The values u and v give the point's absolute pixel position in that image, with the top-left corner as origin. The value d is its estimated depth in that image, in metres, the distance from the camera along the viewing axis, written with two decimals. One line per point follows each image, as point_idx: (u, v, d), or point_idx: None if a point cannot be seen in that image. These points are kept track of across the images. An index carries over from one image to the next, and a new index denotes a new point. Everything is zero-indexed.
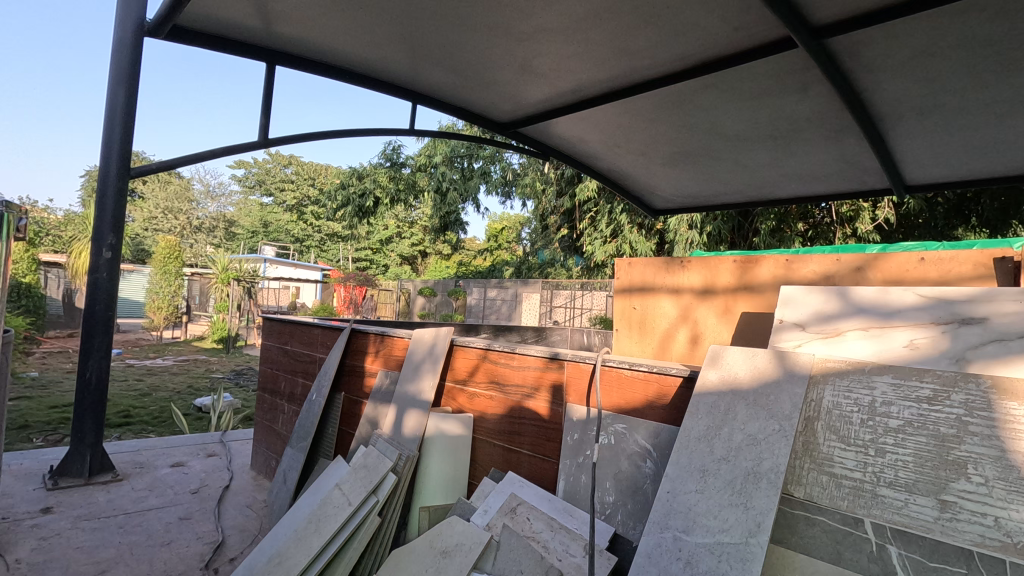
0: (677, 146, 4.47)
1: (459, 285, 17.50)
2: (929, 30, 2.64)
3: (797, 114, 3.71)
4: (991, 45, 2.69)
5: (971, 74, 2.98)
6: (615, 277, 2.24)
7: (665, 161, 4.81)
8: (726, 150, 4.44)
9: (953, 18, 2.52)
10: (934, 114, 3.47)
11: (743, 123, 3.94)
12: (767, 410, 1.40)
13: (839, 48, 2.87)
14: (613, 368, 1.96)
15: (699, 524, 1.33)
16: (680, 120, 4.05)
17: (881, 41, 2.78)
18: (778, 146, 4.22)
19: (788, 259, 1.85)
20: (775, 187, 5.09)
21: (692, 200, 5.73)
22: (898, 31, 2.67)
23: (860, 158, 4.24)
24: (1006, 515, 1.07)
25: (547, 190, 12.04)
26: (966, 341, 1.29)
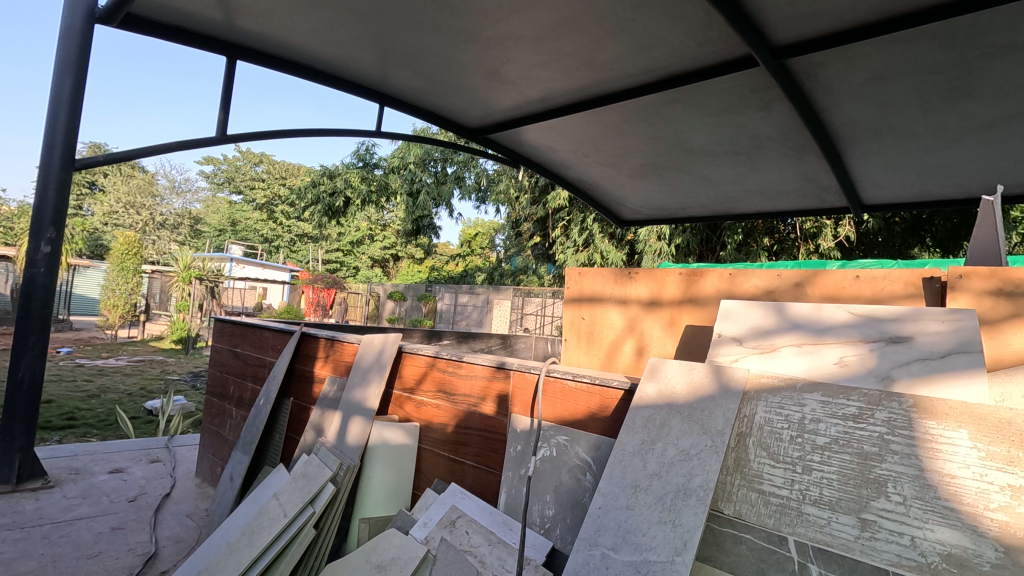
0: (645, 158, 4.51)
1: (430, 290, 17.35)
2: (883, 56, 2.71)
3: (760, 130, 3.77)
4: (942, 72, 2.78)
5: (924, 100, 3.08)
6: (566, 287, 2.22)
7: (632, 173, 4.85)
8: (691, 164, 4.49)
9: (906, 45, 2.60)
10: (889, 137, 3.57)
11: (708, 138, 3.99)
12: (700, 425, 1.39)
13: (798, 68, 2.93)
14: (557, 379, 1.94)
15: (628, 541, 1.30)
16: (646, 132, 4.08)
17: (838, 63, 2.85)
18: (742, 162, 4.29)
19: (732, 272, 1.82)
20: (740, 202, 5.17)
21: (660, 212, 5.79)
22: (855, 54, 2.73)
23: (820, 176, 4.34)
24: (922, 534, 1.07)
25: (521, 197, 12.09)
26: (893, 360, 1.31)
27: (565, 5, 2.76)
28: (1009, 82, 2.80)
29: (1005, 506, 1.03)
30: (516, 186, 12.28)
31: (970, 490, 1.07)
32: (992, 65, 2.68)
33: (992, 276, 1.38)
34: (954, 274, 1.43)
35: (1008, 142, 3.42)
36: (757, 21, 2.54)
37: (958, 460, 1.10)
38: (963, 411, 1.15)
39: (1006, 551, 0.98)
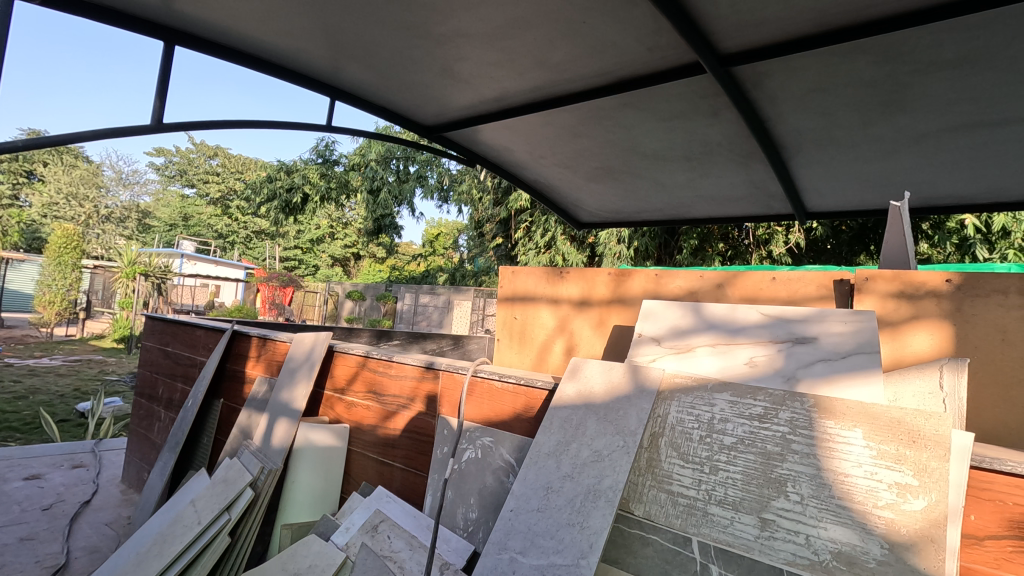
0: (600, 161, 4.53)
1: (390, 290, 17.08)
2: (823, 68, 2.79)
3: (709, 136, 3.83)
4: (879, 86, 2.88)
5: (861, 113, 3.19)
6: (499, 286, 2.19)
7: (588, 175, 4.87)
8: (645, 168, 4.54)
9: (844, 60, 2.68)
10: (830, 148, 3.69)
11: (660, 142, 4.03)
12: (614, 426, 1.38)
13: (744, 77, 2.99)
14: (484, 379, 1.90)
15: (535, 544, 1.27)
16: (600, 135, 4.10)
17: (781, 73, 2.91)
18: (694, 167, 4.37)
19: (658, 272, 1.81)
20: (693, 207, 5.26)
21: (616, 216, 5.83)
22: (797, 64, 2.79)
23: (767, 184, 4.45)
24: (816, 533, 1.08)
25: (484, 198, 12.06)
26: (799, 360, 1.32)
27: (516, 4, 2.73)
28: (939, 99, 2.91)
29: (892, 504, 1.04)
30: (479, 187, 12.21)
31: (861, 488, 1.08)
32: (924, 82, 2.78)
33: (896, 279, 1.40)
34: (861, 275, 1.44)
35: (938, 156, 3.58)
36: (702, 28, 2.57)
37: (852, 459, 1.11)
38: (859, 410, 1.16)
39: (891, 547, 1.00)
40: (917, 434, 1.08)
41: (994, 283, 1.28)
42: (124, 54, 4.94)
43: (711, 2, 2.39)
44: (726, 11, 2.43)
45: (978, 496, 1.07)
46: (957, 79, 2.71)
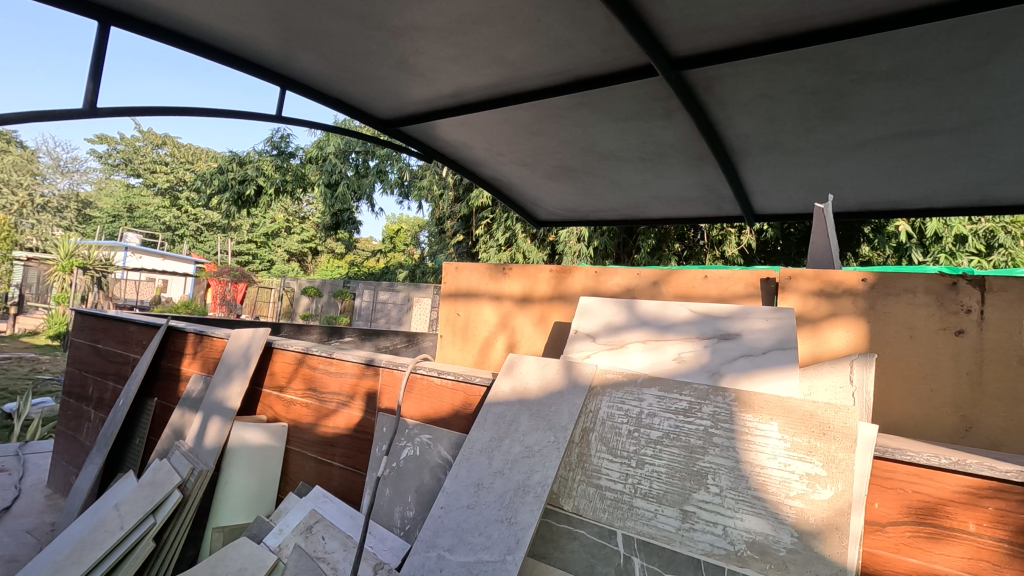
0: (557, 160, 4.56)
1: (348, 286, 16.73)
2: (770, 75, 2.80)
3: (663, 138, 3.90)
4: (820, 94, 2.88)
5: (806, 124, 3.23)
6: (443, 282, 2.17)
7: (547, 174, 4.89)
8: (601, 168, 4.59)
9: (790, 67, 2.67)
10: (777, 155, 3.76)
11: (616, 142, 4.08)
12: (546, 421, 1.40)
13: (695, 81, 2.96)
14: (423, 376, 1.89)
15: (464, 541, 1.27)
16: (557, 133, 4.11)
17: (729, 78, 2.90)
18: (648, 169, 4.44)
19: (597, 270, 1.82)
20: (648, 207, 5.34)
21: (573, 215, 5.86)
22: (744, 70, 2.79)
23: (719, 186, 4.55)
24: (733, 524, 1.11)
25: (444, 195, 11.96)
26: (723, 356, 1.36)
27: None
28: (878, 112, 2.95)
29: (802, 494, 1.08)
30: (440, 183, 12.11)
31: (775, 479, 1.12)
32: (863, 92, 2.80)
33: (816, 278, 1.46)
34: (785, 274, 1.49)
35: (877, 170, 3.69)
36: (653, 30, 2.54)
37: (768, 451, 1.15)
38: (776, 404, 1.20)
39: (800, 536, 1.04)
40: (827, 427, 1.12)
41: (904, 283, 1.36)
42: (55, 32, 4.63)
43: (662, 4, 2.35)
44: (676, 14, 2.42)
45: (882, 485, 1.12)
46: (894, 91, 2.74)
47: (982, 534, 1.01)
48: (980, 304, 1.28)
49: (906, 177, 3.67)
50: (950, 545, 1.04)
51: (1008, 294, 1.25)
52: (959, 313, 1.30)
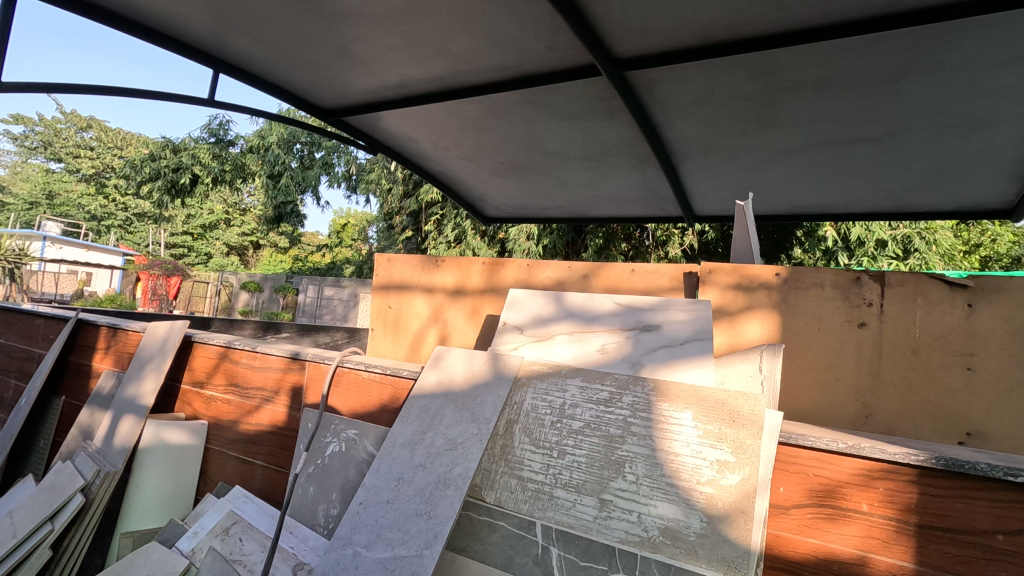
0: (505, 158, 4.38)
1: (290, 282, 16.13)
2: (714, 81, 2.73)
3: (606, 137, 3.82)
4: (754, 100, 2.82)
5: (747, 134, 3.21)
6: (375, 274, 2.12)
7: (494, 171, 4.68)
8: (548, 168, 4.47)
9: (726, 72, 2.62)
10: (717, 165, 3.76)
11: (561, 139, 3.95)
12: (470, 414, 1.38)
13: (638, 82, 2.86)
14: (350, 369, 1.83)
15: (381, 537, 1.23)
16: (503, 129, 3.92)
17: (670, 81, 2.80)
18: (592, 168, 4.37)
19: (529, 263, 1.82)
20: (593, 207, 5.19)
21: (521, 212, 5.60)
22: (684, 73, 2.70)
23: (660, 187, 4.51)
24: (647, 511, 1.13)
25: (393, 189, 11.72)
26: (644, 346, 1.38)
27: None
28: (815, 125, 2.95)
29: (712, 480, 1.11)
30: (388, 177, 11.82)
31: (687, 466, 1.14)
32: (799, 102, 2.77)
33: (734, 272, 1.51)
34: (706, 268, 1.53)
35: (805, 186, 3.76)
36: (597, 31, 2.41)
37: (682, 439, 1.18)
38: (690, 393, 1.23)
39: (709, 521, 1.07)
40: (737, 414, 1.16)
41: (812, 277, 1.43)
42: None
43: (606, 5, 2.26)
44: (619, 15, 2.31)
45: (787, 470, 1.17)
46: (824, 100, 2.71)
47: (874, 513, 1.07)
48: (880, 298, 1.37)
49: (834, 190, 3.77)
50: (845, 525, 1.09)
51: (904, 288, 1.35)
52: (862, 306, 1.38)
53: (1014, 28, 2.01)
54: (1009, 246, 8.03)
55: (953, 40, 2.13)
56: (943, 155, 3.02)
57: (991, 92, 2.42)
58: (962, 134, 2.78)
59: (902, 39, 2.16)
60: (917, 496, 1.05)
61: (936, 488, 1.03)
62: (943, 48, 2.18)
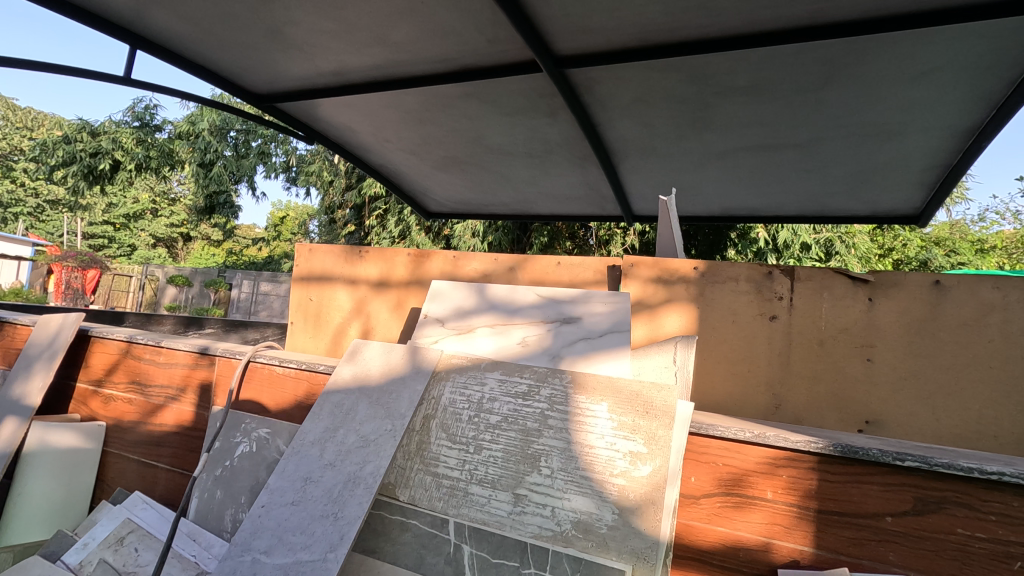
0: (447, 150, 3.75)
1: (223, 276, 15.29)
2: (653, 84, 2.68)
3: (548, 133, 3.40)
4: (688, 102, 2.79)
5: (685, 139, 3.18)
6: (294, 264, 2.00)
7: (435, 164, 4.00)
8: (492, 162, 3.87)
9: (663, 74, 2.58)
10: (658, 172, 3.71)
11: (503, 134, 3.47)
12: (385, 410, 1.33)
13: (578, 81, 2.75)
14: (264, 365, 1.73)
15: (282, 542, 1.16)
16: (447, 122, 3.41)
17: (609, 82, 2.72)
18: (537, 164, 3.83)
19: (455, 254, 1.77)
20: (536, 204, 4.60)
21: (464, 211, 4.91)
22: (623, 74, 2.64)
23: (602, 185, 4.07)
24: (561, 505, 1.11)
25: (335, 182, 11.32)
26: (564, 339, 1.37)
27: None
28: (748, 132, 2.99)
29: (625, 472, 1.11)
30: (331, 169, 11.44)
31: (601, 458, 1.14)
32: (734, 108, 2.78)
33: (655, 265, 1.52)
34: (628, 261, 1.54)
35: (735, 191, 3.79)
36: (536, 26, 2.32)
37: (597, 431, 1.17)
38: (607, 384, 1.23)
39: (621, 513, 1.06)
40: (650, 405, 1.16)
41: (727, 271, 1.46)
42: None
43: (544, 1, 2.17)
44: (558, 12, 2.23)
45: (699, 460, 1.18)
46: (755, 107, 2.73)
47: (778, 500, 1.10)
48: (790, 292, 1.41)
49: (763, 194, 3.75)
50: (751, 512, 1.12)
51: (812, 283, 1.40)
52: (773, 299, 1.42)
53: (930, 46, 2.08)
54: (918, 250, 8.53)
55: (874, 54, 2.19)
56: (863, 165, 3.13)
57: (905, 108, 2.52)
58: (881, 146, 2.88)
59: (831, 49, 2.19)
60: (817, 483, 1.08)
61: (834, 474, 1.07)
62: (859, 61, 2.25)
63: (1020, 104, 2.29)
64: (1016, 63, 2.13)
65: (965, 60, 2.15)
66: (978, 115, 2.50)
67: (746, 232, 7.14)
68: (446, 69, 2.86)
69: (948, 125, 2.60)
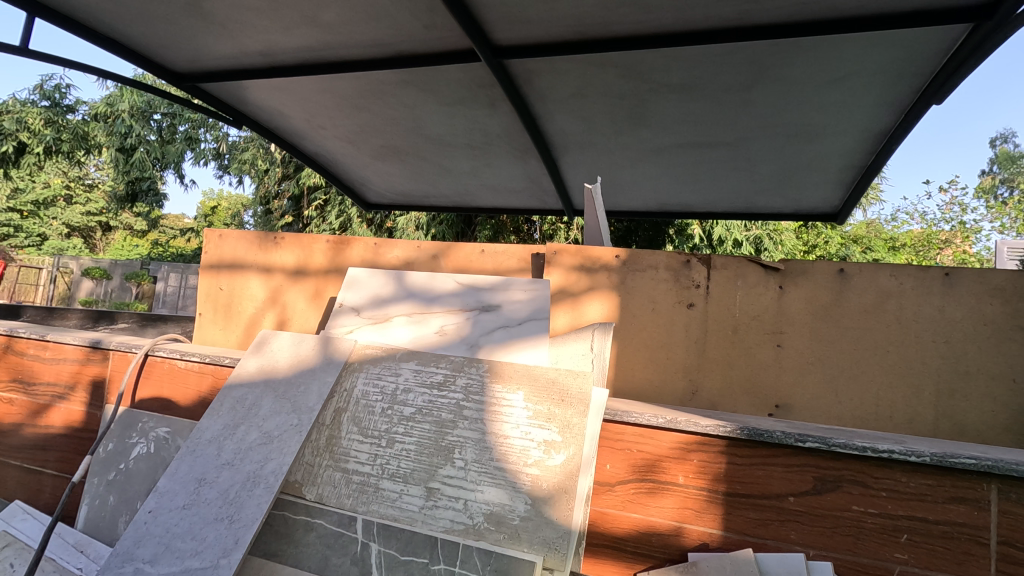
0: (383, 139, 3.50)
1: (146, 269, 14.29)
2: (592, 78, 2.66)
3: (488, 124, 3.23)
4: (625, 99, 2.79)
5: (622, 135, 3.19)
6: (203, 251, 1.86)
7: (372, 154, 3.72)
8: (431, 154, 3.66)
9: (601, 69, 2.57)
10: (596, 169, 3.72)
11: (440, 125, 3.27)
12: (291, 403, 1.25)
13: (517, 73, 2.69)
14: (164, 359, 1.60)
15: (170, 549, 1.08)
16: (384, 111, 3.18)
17: (548, 75, 2.68)
18: (477, 157, 3.66)
19: (376, 241, 1.69)
20: (478, 197, 4.35)
21: (406, 203, 4.60)
22: (562, 67, 2.60)
23: (543, 180, 3.93)
24: (474, 497, 1.07)
25: (270, 171, 10.78)
26: (482, 327, 1.35)
27: None
28: (682, 129, 3.03)
29: (539, 461, 1.08)
30: (265, 158, 10.89)
31: (516, 448, 1.11)
32: (669, 105, 2.81)
33: (578, 253, 1.51)
34: (551, 249, 1.52)
35: (670, 187, 3.85)
36: (473, 12, 2.25)
37: (512, 421, 1.14)
38: (524, 373, 1.20)
39: (533, 503, 1.04)
40: (565, 393, 1.15)
41: (647, 260, 1.47)
42: None
43: None
44: None
45: (614, 447, 1.17)
46: (689, 105, 2.77)
47: (689, 484, 1.11)
48: (706, 280, 1.44)
49: (695, 190, 3.84)
50: (664, 497, 1.12)
51: (726, 271, 1.43)
52: (690, 287, 1.44)
53: (851, 50, 2.17)
54: (838, 248, 9.05)
55: (800, 56, 2.26)
56: (788, 164, 3.25)
57: (826, 110, 2.63)
58: (804, 146, 3.00)
59: (760, 50, 2.25)
60: (725, 466, 1.09)
61: (741, 457, 1.09)
62: (785, 63, 2.32)
63: (925, 111, 2.44)
64: (924, 72, 2.26)
65: (879, 67, 2.26)
66: (889, 120, 2.65)
67: (683, 229, 7.33)
68: (383, 55, 2.64)
69: (864, 128, 2.74)
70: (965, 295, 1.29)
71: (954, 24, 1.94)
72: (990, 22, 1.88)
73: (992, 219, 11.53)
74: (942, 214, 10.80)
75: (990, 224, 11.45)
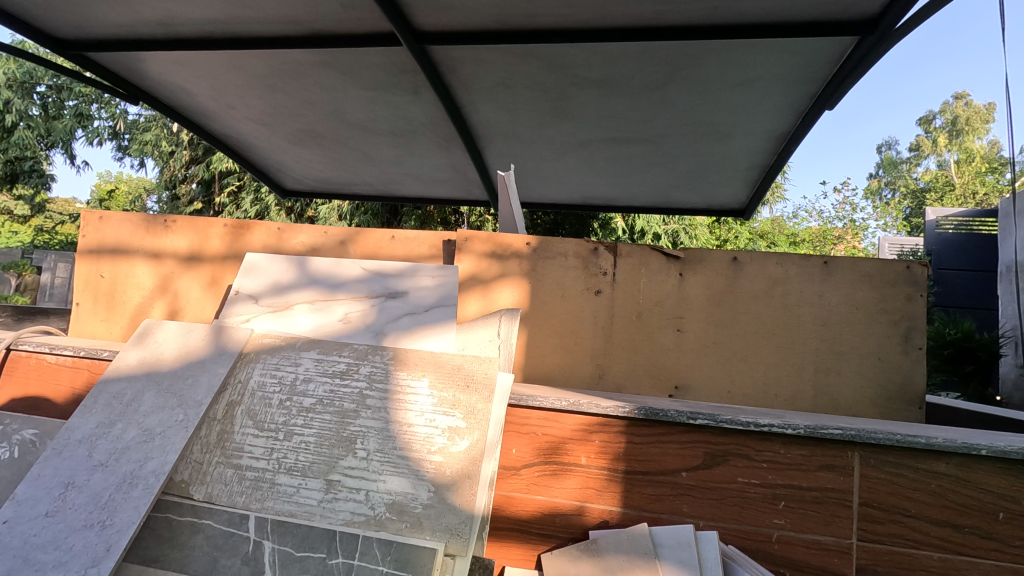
0: (298, 123, 3.32)
1: (28, 259, 12.80)
2: (517, 70, 2.66)
3: (411, 111, 3.15)
4: (549, 91, 2.81)
5: (546, 128, 3.22)
6: (79, 234, 1.69)
7: (287, 138, 3.53)
8: (351, 141, 3.52)
9: (526, 61, 2.57)
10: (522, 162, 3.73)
11: (360, 110, 3.14)
12: (176, 398, 1.16)
13: (440, 61, 2.64)
14: (31, 353, 1.44)
15: (29, 563, 0.97)
16: (299, 93, 3.01)
17: (473, 64, 2.65)
18: (400, 146, 3.56)
19: (280, 226, 1.60)
20: (402, 186, 4.23)
21: (325, 191, 4.40)
22: (486, 57, 2.57)
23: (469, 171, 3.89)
24: (376, 487, 1.04)
25: (175, 153, 9.96)
26: (388, 315, 1.31)
27: None
28: (603, 125, 3.10)
29: (443, 448, 1.07)
30: (170, 139, 10.05)
31: (420, 436, 1.09)
32: (591, 100, 2.86)
33: (489, 240, 1.51)
34: (461, 236, 1.51)
35: (593, 180, 3.93)
36: None
37: (416, 408, 1.12)
38: (429, 360, 1.19)
39: (436, 490, 1.03)
40: (471, 378, 1.15)
41: (556, 247, 1.49)
42: None
43: None
44: None
45: (520, 431, 1.18)
46: (610, 100, 2.84)
47: (591, 464, 1.14)
48: (613, 268, 1.48)
49: (616, 185, 3.94)
50: (567, 478, 1.15)
51: (632, 259, 1.47)
52: (598, 275, 1.48)
53: (757, 55, 2.30)
54: (747, 242, 9.65)
55: (712, 58, 2.36)
56: (701, 161, 3.41)
57: (734, 111, 2.78)
58: (715, 144, 3.16)
59: (675, 50, 2.34)
60: (624, 445, 1.13)
61: (639, 436, 1.13)
62: (698, 64, 2.42)
63: (819, 116, 2.64)
64: (818, 80, 2.44)
65: (781, 72, 2.42)
66: (788, 123, 2.84)
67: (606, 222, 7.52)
68: (298, 34, 2.49)
69: (767, 129, 2.92)
70: (841, 282, 1.41)
71: (845, 36, 2.11)
72: (873, 36, 2.06)
73: (877, 218, 12.74)
74: (836, 213, 11.80)
75: (875, 222, 12.65)
